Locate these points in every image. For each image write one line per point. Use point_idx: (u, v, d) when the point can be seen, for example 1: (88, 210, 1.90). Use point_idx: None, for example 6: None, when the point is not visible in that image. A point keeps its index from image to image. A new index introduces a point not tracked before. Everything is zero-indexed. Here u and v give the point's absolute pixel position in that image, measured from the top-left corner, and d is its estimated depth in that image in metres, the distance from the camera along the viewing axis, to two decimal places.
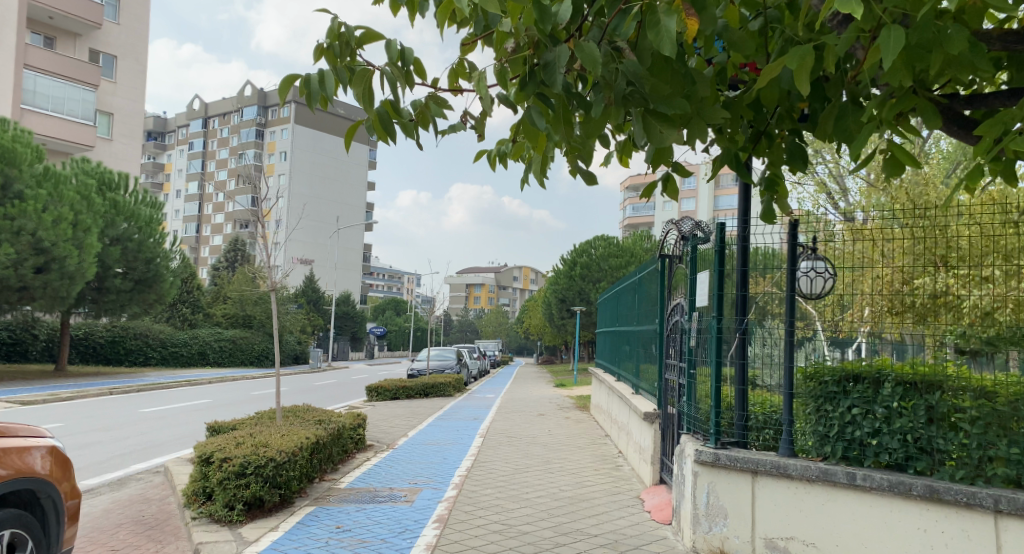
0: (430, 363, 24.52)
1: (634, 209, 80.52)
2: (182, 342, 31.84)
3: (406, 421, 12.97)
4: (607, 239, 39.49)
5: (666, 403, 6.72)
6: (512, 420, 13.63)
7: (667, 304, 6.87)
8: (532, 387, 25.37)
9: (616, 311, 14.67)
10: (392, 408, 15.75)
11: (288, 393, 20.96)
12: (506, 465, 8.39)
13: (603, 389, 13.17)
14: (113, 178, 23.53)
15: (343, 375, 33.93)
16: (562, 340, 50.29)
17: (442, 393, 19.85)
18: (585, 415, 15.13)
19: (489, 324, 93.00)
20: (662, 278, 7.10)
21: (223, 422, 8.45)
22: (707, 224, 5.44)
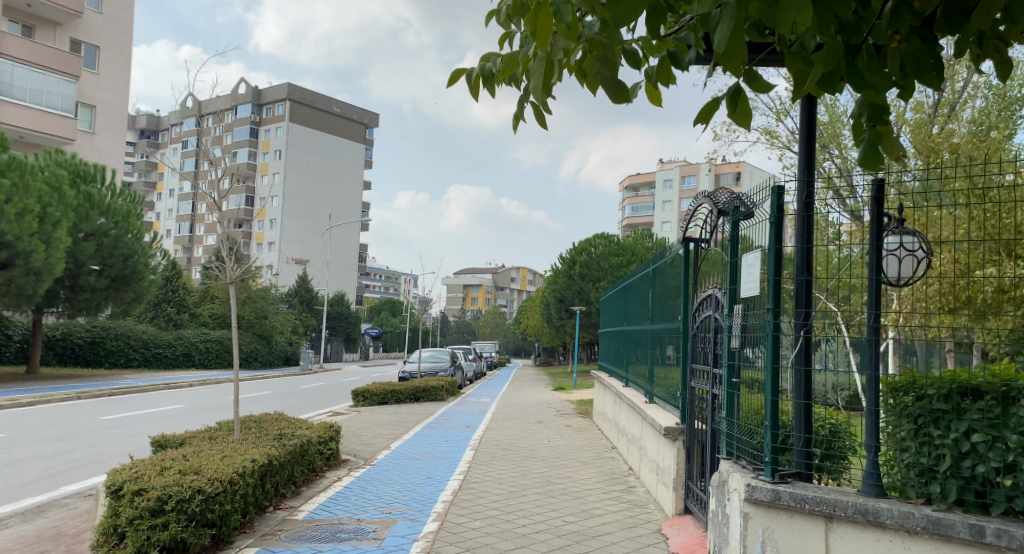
0: (422, 365, 23.34)
1: (633, 209, 79.62)
2: (166, 343, 30.71)
3: (389, 431, 11.77)
4: (607, 237, 38.38)
5: (694, 417, 5.62)
6: (508, 429, 12.47)
7: (692, 299, 5.77)
8: (529, 391, 24.19)
9: (622, 309, 13.53)
10: (378, 415, 14.55)
11: (271, 398, 19.76)
12: (498, 487, 7.21)
13: (607, 395, 12.11)
14: (89, 169, 22.31)
15: (333, 377, 32.72)
16: (561, 342, 49.33)
17: (434, 398, 18.70)
18: (586, 422, 13.99)
19: (486, 325, 91.96)
20: (687, 269, 6.00)
21: (170, 437, 7.28)
22: (752, 194, 4.33)
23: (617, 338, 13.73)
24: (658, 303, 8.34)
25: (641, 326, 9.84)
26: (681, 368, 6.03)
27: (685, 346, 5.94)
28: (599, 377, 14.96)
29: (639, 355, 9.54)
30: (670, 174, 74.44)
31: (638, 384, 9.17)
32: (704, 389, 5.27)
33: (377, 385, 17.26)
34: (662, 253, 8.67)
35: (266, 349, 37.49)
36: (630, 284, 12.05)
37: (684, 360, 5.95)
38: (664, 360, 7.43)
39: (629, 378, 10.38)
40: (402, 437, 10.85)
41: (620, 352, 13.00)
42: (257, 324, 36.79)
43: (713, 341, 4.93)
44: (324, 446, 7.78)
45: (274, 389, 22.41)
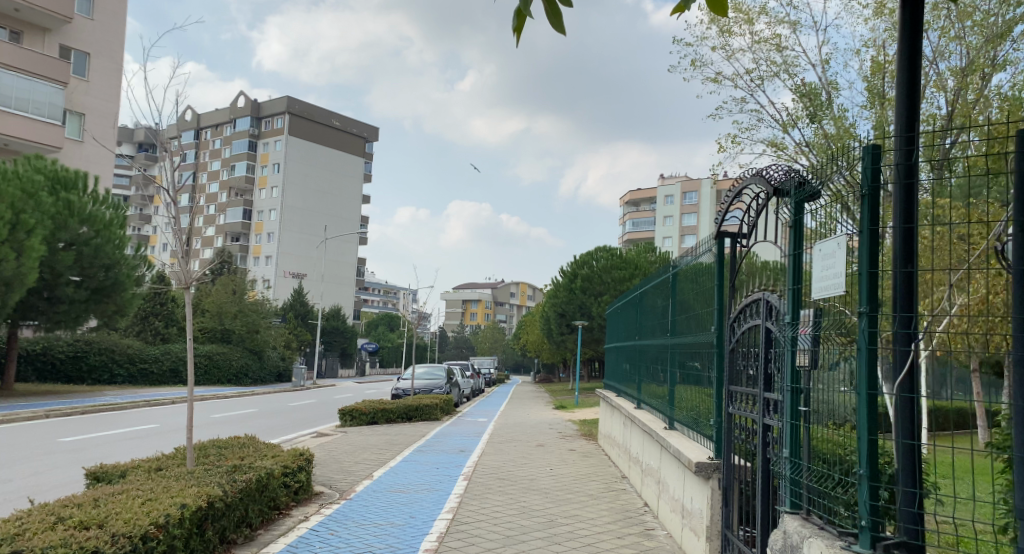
0: (416, 383, 22.23)
1: (635, 224, 78.88)
2: (153, 358, 29.50)
3: (374, 456, 10.68)
4: (610, 250, 37.39)
5: (733, 452, 4.60)
6: (506, 454, 11.36)
7: (731, 307, 4.80)
8: (529, 410, 23.07)
9: (632, 323, 12.57)
10: (365, 438, 13.43)
11: (254, 416, 18.66)
12: (494, 529, 6.13)
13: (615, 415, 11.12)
14: (69, 176, 21.32)
15: (325, 394, 31.53)
16: (561, 358, 48.31)
17: (428, 418, 17.59)
18: (591, 446, 12.90)
19: (485, 341, 90.90)
20: (721, 271, 5.07)
21: (109, 467, 6.21)
22: (823, 166, 3.33)
23: (627, 354, 12.69)
24: (680, 313, 7.42)
25: (655, 338, 8.89)
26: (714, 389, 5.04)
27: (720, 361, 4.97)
28: (605, 395, 13.94)
29: (655, 370, 8.60)
30: (671, 189, 73.71)
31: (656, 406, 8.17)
32: (751, 418, 4.24)
33: (366, 404, 16.16)
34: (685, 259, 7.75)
35: (258, 365, 36.36)
36: (643, 293, 11.01)
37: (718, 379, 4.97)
38: (692, 379, 6.45)
39: (642, 396, 9.39)
40: (388, 464, 9.79)
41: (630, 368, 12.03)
42: (249, 340, 35.70)
43: (764, 355, 3.91)
44: (291, 477, 6.70)
45: (259, 407, 21.33)
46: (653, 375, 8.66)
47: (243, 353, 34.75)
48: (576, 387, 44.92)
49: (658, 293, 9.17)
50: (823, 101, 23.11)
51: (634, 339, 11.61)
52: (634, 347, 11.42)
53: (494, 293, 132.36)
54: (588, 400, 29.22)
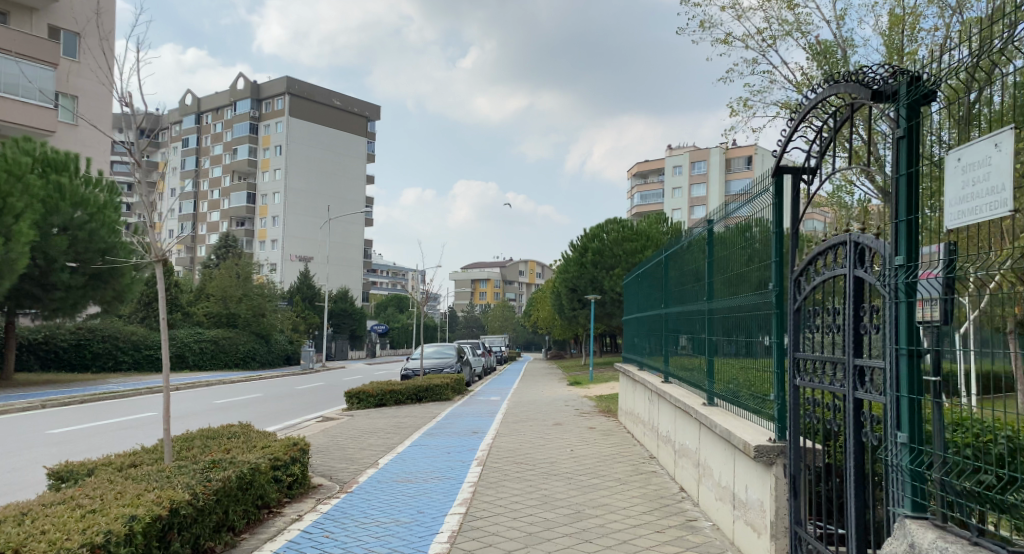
0: (425, 362, 21.51)
1: (643, 196, 77.76)
2: (158, 344, 28.88)
3: (380, 441, 9.97)
4: (620, 222, 36.40)
5: (802, 434, 3.82)
6: (521, 435, 10.62)
7: (796, 263, 4.04)
8: (542, 387, 22.39)
9: (650, 293, 11.93)
10: (372, 421, 12.74)
11: (259, 401, 18.01)
12: (514, 525, 5.37)
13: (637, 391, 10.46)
14: (60, 159, 20.59)
15: (333, 376, 30.91)
16: (572, 334, 47.58)
17: (439, 398, 16.89)
18: (611, 423, 12.15)
19: (495, 319, 90.34)
20: (781, 220, 4.33)
21: (74, 465, 5.49)
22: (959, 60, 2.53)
23: (646, 327, 11.96)
24: (720, 278, 6.78)
25: (687, 310, 8.17)
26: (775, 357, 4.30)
27: (781, 324, 4.23)
28: (623, 370, 13.26)
29: (691, 344, 7.89)
30: (680, 160, 72.24)
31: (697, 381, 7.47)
32: (835, 394, 3.46)
33: (373, 386, 15.47)
34: (722, 215, 7.11)
35: (265, 348, 35.79)
36: (662, 264, 10.32)
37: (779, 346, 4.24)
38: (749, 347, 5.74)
39: (673, 371, 8.69)
40: (395, 449, 9.08)
41: (652, 341, 11.28)
42: (255, 323, 35.07)
43: (854, 311, 3.15)
44: (282, 469, 5.94)
45: (265, 391, 20.73)
46: (689, 349, 7.96)
47: (249, 337, 34.21)
48: (588, 363, 44.21)
49: (685, 259, 8.55)
50: (840, 57, 22.01)
51: (655, 312, 10.89)
52: (656, 320, 10.69)
53: (502, 271, 131.57)
54: (603, 375, 28.49)
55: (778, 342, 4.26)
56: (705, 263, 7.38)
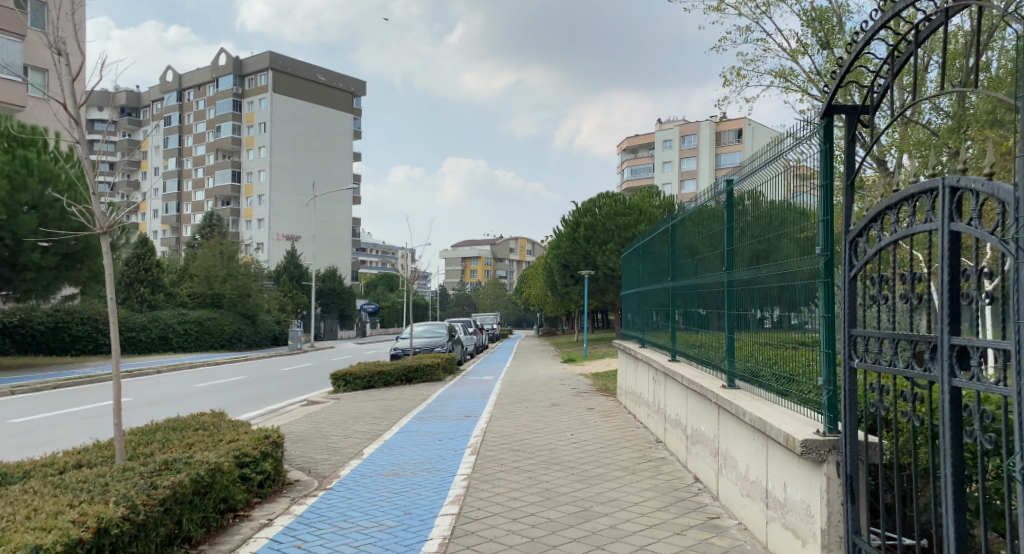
0: (414, 341, 20.83)
1: (634, 171, 77.07)
2: (140, 326, 28.01)
3: (367, 427, 9.32)
4: (612, 196, 35.71)
5: (864, 429, 3.16)
6: (517, 418, 9.99)
7: (852, 228, 3.37)
8: (536, 365, 21.81)
9: (651, 265, 11.38)
10: (359, 405, 12.07)
11: (243, 384, 17.32)
12: (514, 528, 4.72)
13: (638, 368, 9.93)
14: (28, 133, 19.66)
15: (321, 356, 30.23)
16: (565, 311, 47.08)
17: (429, 379, 16.24)
18: (611, 403, 11.57)
19: (487, 297, 89.83)
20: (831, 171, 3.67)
21: (9, 466, 4.78)
22: None
23: (647, 303, 11.35)
24: (746, 247, 6.22)
25: (703, 282, 7.57)
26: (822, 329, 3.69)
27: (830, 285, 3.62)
28: (621, 345, 12.70)
29: (709, 320, 7.33)
30: (670, 134, 71.36)
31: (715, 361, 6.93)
32: (913, 381, 2.79)
33: (360, 367, 14.80)
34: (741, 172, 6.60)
35: (251, 329, 34.96)
36: (669, 236, 9.64)
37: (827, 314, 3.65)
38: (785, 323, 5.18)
39: (688, 349, 8.13)
40: (382, 436, 8.45)
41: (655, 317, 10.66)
42: (241, 303, 34.23)
43: (948, 277, 2.49)
44: (251, 466, 5.29)
45: (249, 373, 20.02)
46: (707, 325, 7.40)
47: (235, 318, 33.41)
48: (581, 340, 43.71)
49: (698, 229, 8.01)
50: (837, 23, 21.28)
51: (658, 287, 10.27)
52: (661, 294, 10.06)
53: (492, 249, 130.70)
54: (597, 352, 27.95)
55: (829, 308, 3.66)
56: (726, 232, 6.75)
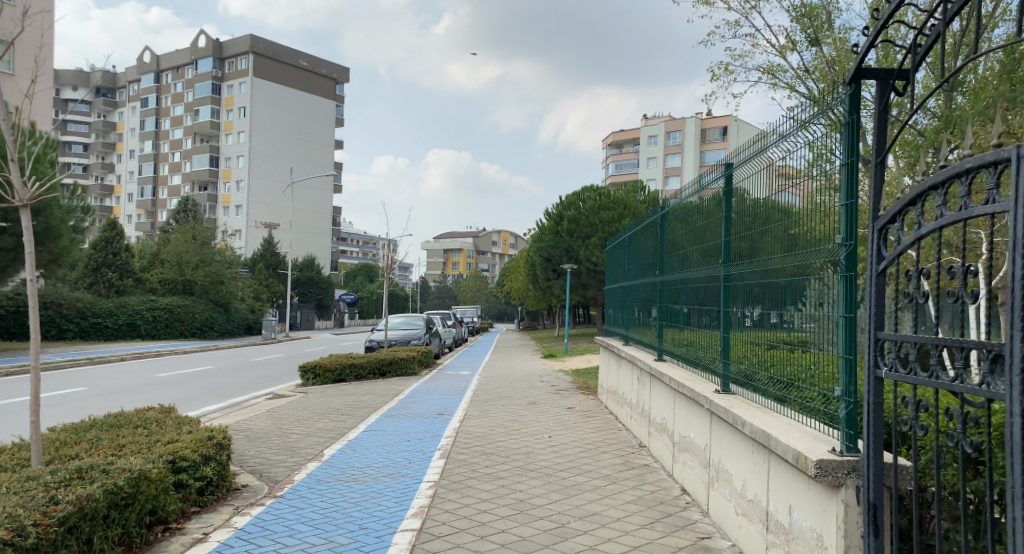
0: (390, 333, 20.22)
1: (618, 166, 76.88)
2: (106, 312, 27.05)
3: (332, 425, 8.75)
4: (596, 190, 35.28)
5: (894, 449, 2.70)
6: (493, 417, 9.47)
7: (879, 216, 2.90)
8: (516, 360, 21.33)
9: (636, 261, 10.98)
10: (327, 400, 11.48)
11: (209, 374, 16.63)
12: (483, 547, 4.19)
13: (620, 366, 9.52)
14: None
15: (295, 347, 29.52)
16: (546, 305, 46.68)
17: (404, 372, 15.67)
18: (592, 402, 11.09)
19: (468, 290, 89.25)
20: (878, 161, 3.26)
21: None
22: None
23: (632, 298, 10.92)
24: (740, 244, 5.84)
25: (692, 278, 7.19)
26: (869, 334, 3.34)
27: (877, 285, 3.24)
28: (603, 341, 12.27)
29: (698, 319, 6.97)
30: (655, 130, 71.14)
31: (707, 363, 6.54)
32: (964, 399, 2.32)
33: (331, 360, 14.20)
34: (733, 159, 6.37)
35: (224, 317, 34.08)
36: (658, 229, 9.23)
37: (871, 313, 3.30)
38: (776, 324, 4.84)
39: (677, 348, 7.74)
40: (346, 436, 7.90)
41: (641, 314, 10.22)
42: (214, 291, 33.35)
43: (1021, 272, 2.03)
44: (188, 472, 4.72)
45: (217, 363, 19.31)
46: (696, 324, 7.02)
47: (207, 306, 32.55)
48: (562, 334, 43.32)
49: (687, 225, 7.64)
50: (827, 20, 20.93)
51: (643, 282, 9.87)
52: (647, 290, 9.65)
53: (475, 241, 129.99)
54: (578, 348, 27.54)
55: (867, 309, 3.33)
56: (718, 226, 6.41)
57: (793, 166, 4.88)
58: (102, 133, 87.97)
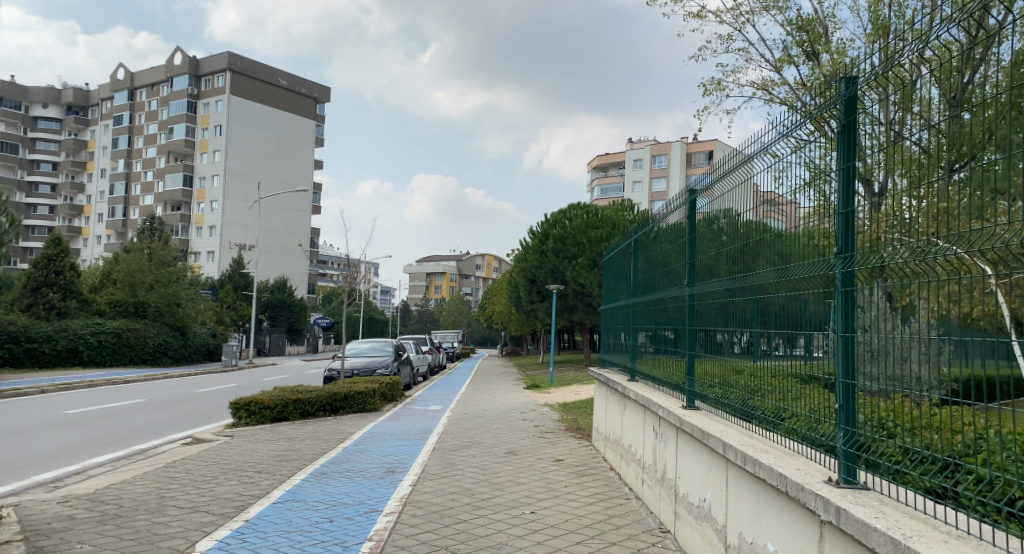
0: (354, 361, 17.88)
1: (603, 190, 75.39)
2: (46, 336, 24.48)
3: (238, 489, 6.45)
4: (584, 207, 33.29)
5: None
6: (458, 477, 7.19)
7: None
8: (495, 391, 19.04)
9: (639, 277, 9.40)
10: (255, 447, 9.13)
11: (137, 409, 14.21)
12: None
13: (622, 413, 7.37)
14: None
15: (256, 375, 26.97)
16: (530, 329, 44.53)
17: (362, 408, 13.36)
18: (586, 450, 8.84)
19: (450, 315, 86.95)
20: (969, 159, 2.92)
21: None
22: None
23: (646, 319, 8.62)
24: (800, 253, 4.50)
25: (740, 290, 5.58)
26: (920, 367, 3.05)
27: (938, 309, 2.98)
28: (596, 372, 9.82)
29: (722, 343, 5.98)
30: (641, 153, 69.90)
31: (766, 415, 5.04)
32: None
33: (272, 394, 11.84)
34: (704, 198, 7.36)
35: (181, 342, 31.54)
36: (691, 239, 7.20)
37: (931, 335, 3.03)
38: (796, 349, 4.44)
39: (721, 399, 5.86)
40: (244, 512, 5.58)
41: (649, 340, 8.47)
42: (169, 313, 30.77)
43: None
44: None
45: (150, 396, 16.78)
46: (728, 352, 5.81)
47: (162, 329, 30.04)
48: (546, 361, 41.07)
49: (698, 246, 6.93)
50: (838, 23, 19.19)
51: (672, 301, 7.55)
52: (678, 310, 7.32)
53: (457, 265, 127.65)
54: (564, 376, 25.28)
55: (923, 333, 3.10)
56: (720, 232, 6.32)
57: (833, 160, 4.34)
58: (71, 153, 84.90)
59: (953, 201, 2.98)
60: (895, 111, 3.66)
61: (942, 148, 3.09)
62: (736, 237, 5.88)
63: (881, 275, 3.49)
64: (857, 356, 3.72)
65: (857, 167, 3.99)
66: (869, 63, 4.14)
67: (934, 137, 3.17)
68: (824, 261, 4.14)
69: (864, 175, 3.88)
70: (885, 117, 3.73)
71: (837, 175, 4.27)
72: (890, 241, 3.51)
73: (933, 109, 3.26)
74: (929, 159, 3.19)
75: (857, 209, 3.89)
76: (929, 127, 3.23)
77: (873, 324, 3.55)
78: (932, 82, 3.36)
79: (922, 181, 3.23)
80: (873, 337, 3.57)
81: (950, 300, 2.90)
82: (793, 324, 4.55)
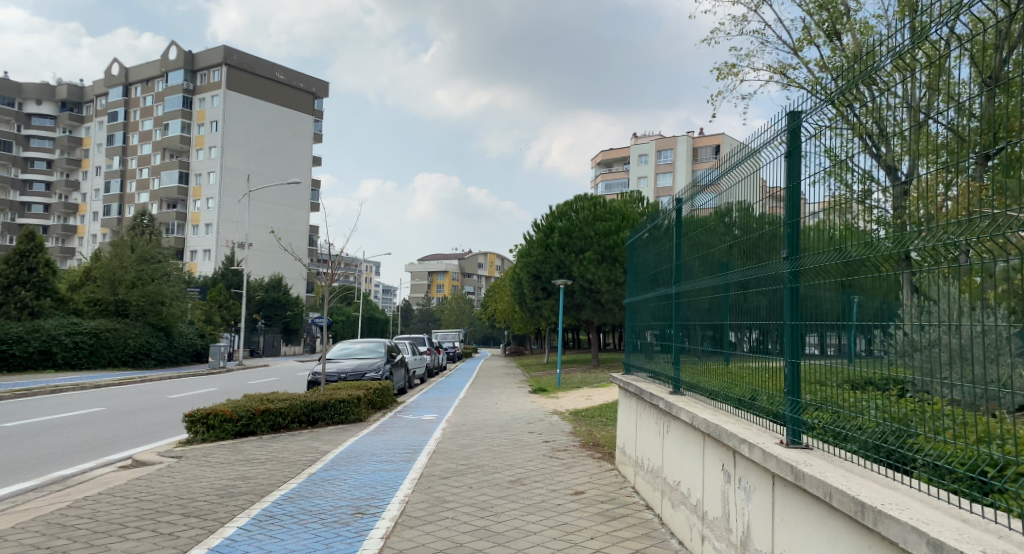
0: (341, 364, 16.16)
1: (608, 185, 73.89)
2: (16, 337, 22.74)
3: (146, 547, 4.72)
4: (591, 198, 31.57)
5: None
6: (449, 523, 5.44)
7: None
8: (497, 396, 17.30)
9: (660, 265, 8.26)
10: (203, 473, 7.43)
11: (93, 420, 12.54)
12: None
13: (662, 449, 5.63)
14: None
15: (242, 378, 25.25)
16: (534, 327, 43.03)
17: (345, 418, 11.65)
18: (610, 476, 7.15)
19: (451, 314, 85.52)
20: (990, 138, 2.65)
21: None
22: None
23: (659, 316, 7.87)
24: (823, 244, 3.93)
25: (762, 280, 4.84)
26: (990, 364, 2.53)
27: (997, 294, 2.51)
28: (620, 378, 7.93)
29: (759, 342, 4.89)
30: (645, 148, 68.23)
31: (879, 450, 3.31)
32: None
33: (235, 405, 10.13)
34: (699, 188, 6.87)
35: (165, 343, 30.01)
36: (702, 232, 6.42)
37: (992, 332, 2.54)
38: (811, 344, 3.96)
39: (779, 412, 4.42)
40: None
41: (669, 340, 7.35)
42: (152, 313, 29.13)
43: None
44: None
45: (112, 404, 14.99)
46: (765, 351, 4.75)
47: (144, 330, 28.50)
48: (551, 362, 39.30)
49: (706, 236, 6.30)
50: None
51: (697, 294, 6.34)
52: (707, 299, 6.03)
53: (459, 263, 125.79)
54: (571, 378, 23.67)
55: (961, 317, 2.71)
56: (734, 222, 5.60)
57: (839, 146, 3.94)
58: (66, 150, 83.15)
59: (984, 189, 2.63)
60: (926, 93, 3.16)
61: (981, 131, 2.70)
62: (748, 233, 5.25)
63: (908, 264, 3.07)
64: (926, 354, 2.91)
65: (877, 151, 3.48)
66: (893, 38, 3.61)
67: (978, 125, 2.73)
68: (841, 253, 3.69)
69: (888, 163, 3.33)
70: (913, 102, 3.22)
71: (859, 161, 3.68)
72: (917, 229, 3.05)
73: (962, 90, 2.88)
74: (962, 145, 2.80)
75: (879, 206, 3.39)
76: (966, 103, 2.84)
77: (907, 321, 3.03)
78: (967, 64, 2.87)
79: (955, 168, 2.83)
80: (935, 331, 2.84)
81: (977, 291, 2.62)
82: (828, 316, 3.83)
